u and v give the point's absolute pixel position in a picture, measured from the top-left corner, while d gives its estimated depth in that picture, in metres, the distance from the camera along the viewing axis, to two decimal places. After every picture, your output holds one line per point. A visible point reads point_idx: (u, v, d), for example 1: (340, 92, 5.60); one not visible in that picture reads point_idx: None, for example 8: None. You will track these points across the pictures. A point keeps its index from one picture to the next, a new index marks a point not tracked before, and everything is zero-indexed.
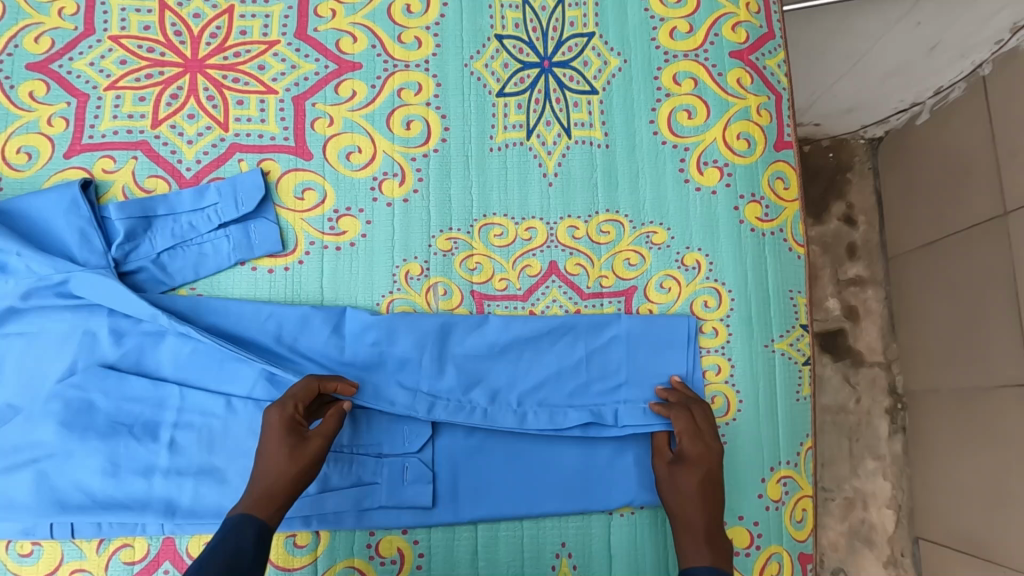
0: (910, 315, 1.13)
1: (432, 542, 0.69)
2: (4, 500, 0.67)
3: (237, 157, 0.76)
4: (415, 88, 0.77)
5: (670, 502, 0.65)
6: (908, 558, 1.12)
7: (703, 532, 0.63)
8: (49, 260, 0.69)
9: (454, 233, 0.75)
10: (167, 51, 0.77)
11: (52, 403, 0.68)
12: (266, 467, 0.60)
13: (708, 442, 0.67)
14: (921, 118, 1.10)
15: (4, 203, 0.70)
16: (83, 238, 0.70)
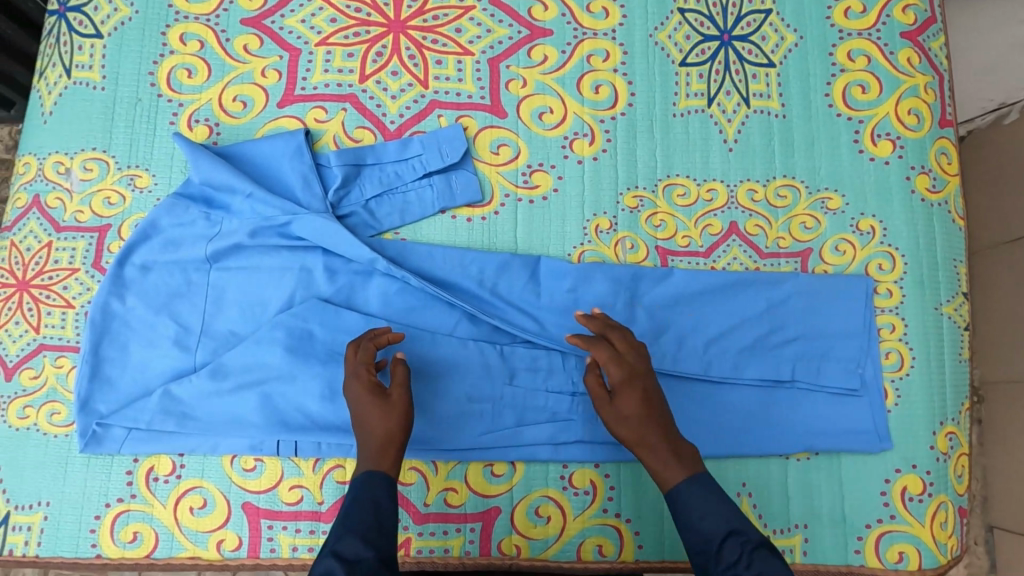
0: (993, 310, 1.07)
1: (622, 476, 0.74)
2: (233, 418, 0.72)
3: (437, 113, 0.81)
4: (603, 55, 0.82)
5: (624, 435, 0.62)
6: (981, 547, 1.08)
7: (670, 453, 0.61)
8: (276, 201, 0.75)
9: (640, 192, 0.80)
10: (372, 12, 0.82)
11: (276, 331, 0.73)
12: (360, 431, 0.62)
13: (633, 366, 0.65)
14: (1009, 118, 1.02)
15: (234, 148, 0.76)
16: (305, 183, 0.76)
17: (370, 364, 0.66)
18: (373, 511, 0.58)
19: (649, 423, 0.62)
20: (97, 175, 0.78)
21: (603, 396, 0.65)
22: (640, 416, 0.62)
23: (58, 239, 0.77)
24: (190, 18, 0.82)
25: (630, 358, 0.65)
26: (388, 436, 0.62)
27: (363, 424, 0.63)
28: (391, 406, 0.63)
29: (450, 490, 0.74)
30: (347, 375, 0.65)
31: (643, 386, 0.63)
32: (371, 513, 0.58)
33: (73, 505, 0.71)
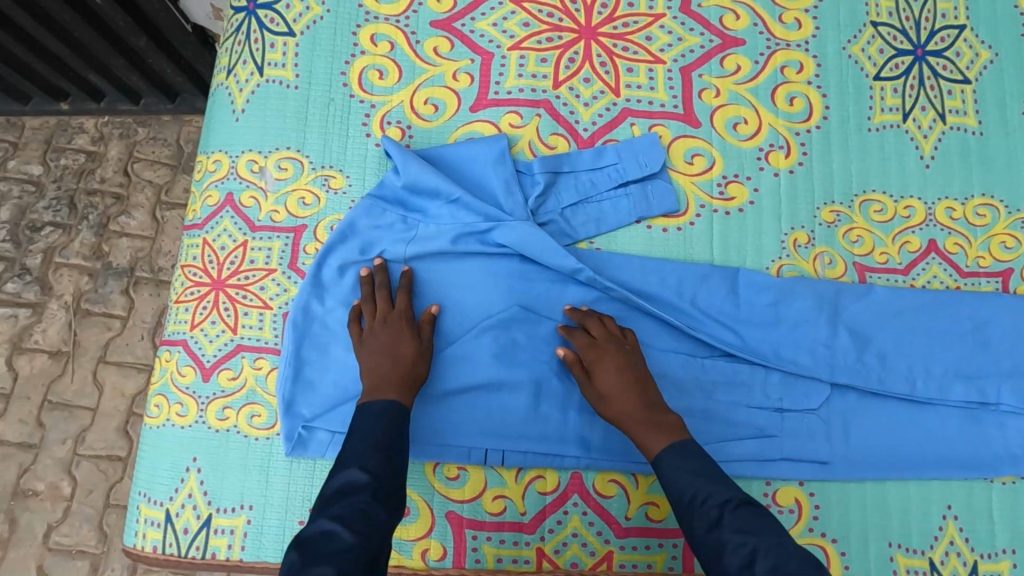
0: None
1: (826, 495, 0.73)
2: (438, 424, 0.72)
3: (629, 121, 0.80)
4: (797, 67, 0.81)
5: (608, 413, 0.68)
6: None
7: (648, 424, 0.66)
8: (480, 207, 0.74)
9: (837, 207, 0.79)
10: (564, 17, 0.81)
11: (482, 338, 0.73)
12: (391, 366, 0.68)
13: (606, 347, 0.70)
14: None
15: (437, 153, 0.76)
16: (507, 190, 0.75)
17: (395, 309, 0.71)
18: (379, 452, 0.62)
19: (629, 397, 0.67)
20: (292, 175, 0.77)
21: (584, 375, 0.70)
22: (621, 391, 0.68)
23: (253, 239, 0.76)
24: (379, 19, 0.81)
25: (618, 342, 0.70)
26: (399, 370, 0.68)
27: (385, 359, 0.68)
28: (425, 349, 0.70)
29: (651, 504, 0.73)
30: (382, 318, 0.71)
31: (621, 355, 0.69)
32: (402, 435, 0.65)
33: (277, 509, 0.71)
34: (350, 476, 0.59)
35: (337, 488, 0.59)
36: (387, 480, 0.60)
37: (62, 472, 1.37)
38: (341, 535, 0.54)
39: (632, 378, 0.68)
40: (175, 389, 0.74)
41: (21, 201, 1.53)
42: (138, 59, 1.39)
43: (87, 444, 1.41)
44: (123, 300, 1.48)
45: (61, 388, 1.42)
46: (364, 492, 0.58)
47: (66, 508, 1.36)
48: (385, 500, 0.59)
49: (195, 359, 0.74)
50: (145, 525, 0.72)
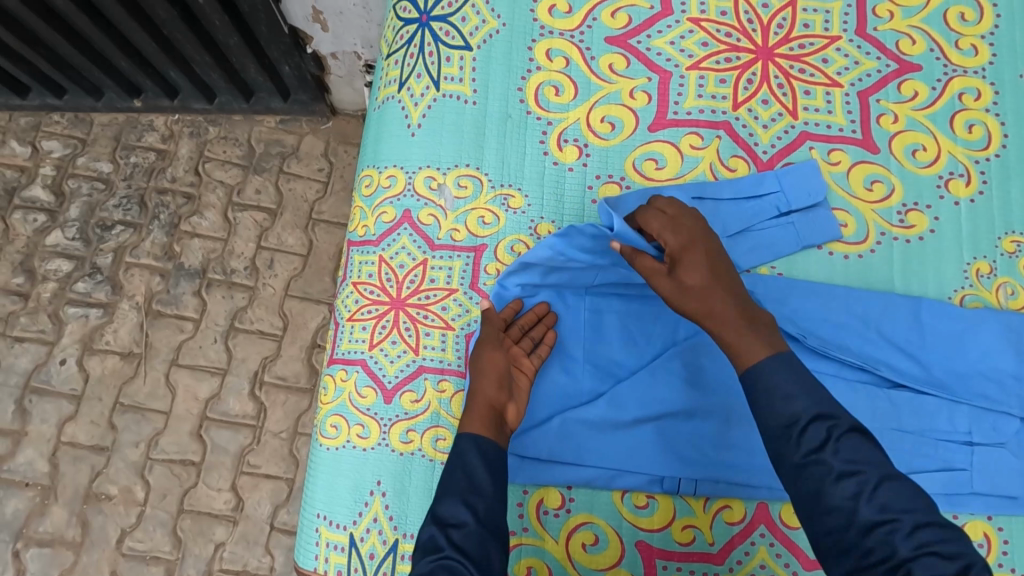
0: None
1: (1014, 529, 0.71)
2: (628, 451, 0.71)
3: (808, 145, 0.79)
4: (974, 94, 0.80)
5: (690, 308, 0.62)
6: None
7: (736, 329, 0.60)
8: None
9: (1018, 236, 0.78)
10: (742, 37, 0.80)
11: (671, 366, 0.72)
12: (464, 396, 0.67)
13: (688, 229, 0.65)
14: None
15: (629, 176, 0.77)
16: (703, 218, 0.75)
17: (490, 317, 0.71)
18: (458, 497, 0.58)
19: (714, 283, 0.62)
20: (471, 193, 0.75)
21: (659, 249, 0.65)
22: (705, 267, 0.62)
23: (433, 257, 0.74)
24: (554, 34, 0.80)
25: (703, 227, 0.65)
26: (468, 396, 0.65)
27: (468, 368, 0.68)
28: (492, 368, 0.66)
29: None
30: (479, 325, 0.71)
31: (705, 240, 0.64)
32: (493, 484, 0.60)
33: None
34: (431, 533, 0.56)
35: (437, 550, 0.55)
36: (475, 542, 0.56)
37: (135, 476, 1.32)
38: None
39: (716, 260, 0.64)
40: (355, 410, 0.72)
41: (90, 198, 1.48)
42: (223, 57, 1.35)
43: (160, 447, 1.34)
44: (195, 302, 1.42)
45: (134, 390, 1.37)
46: (446, 548, 0.55)
47: (139, 512, 1.30)
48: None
49: (375, 380, 0.72)
50: (326, 549, 0.70)
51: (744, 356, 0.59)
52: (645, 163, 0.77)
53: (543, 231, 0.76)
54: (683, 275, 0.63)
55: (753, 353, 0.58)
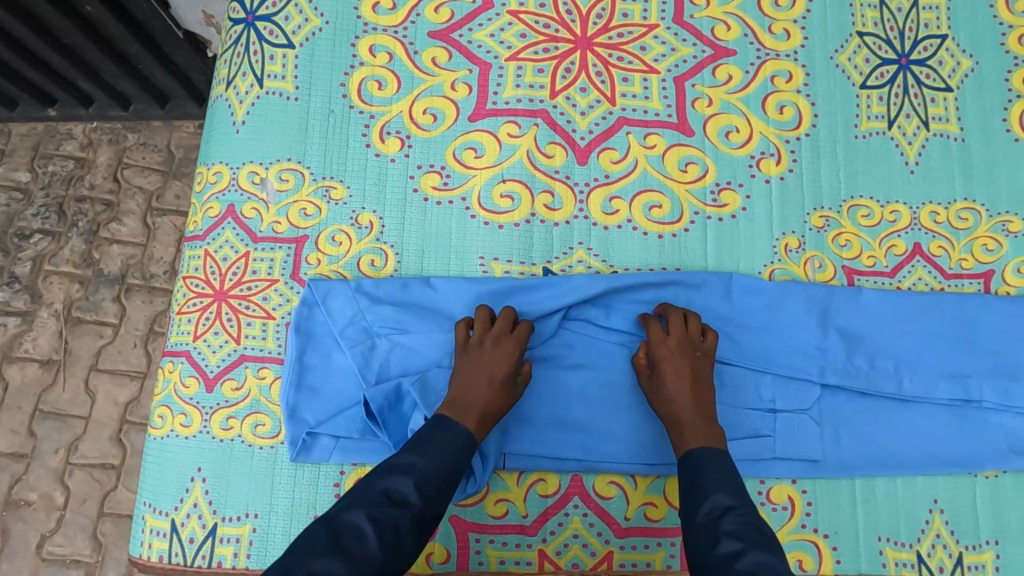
0: None
1: (818, 492, 0.75)
2: None
3: (625, 130, 0.82)
4: (786, 76, 0.84)
5: (667, 409, 0.71)
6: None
7: (695, 427, 0.70)
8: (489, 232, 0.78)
9: (826, 212, 0.81)
10: (560, 28, 0.83)
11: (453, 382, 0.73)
12: (489, 391, 0.69)
13: (682, 342, 0.73)
14: None
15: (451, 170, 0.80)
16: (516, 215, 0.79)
17: (512, 333, 0.72)
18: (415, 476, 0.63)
19: (683, 396, 0.71)
20: (293, 186, 0.78)
21: (662, 334, 0.74)
22: (681, 354, 0.72)
23: (255, 249, 0.77)
24: (378, 30, 0.82)
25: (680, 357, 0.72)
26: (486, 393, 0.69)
27: (469, 389, 0.69)
28: (521, 386, 0.72)
29: (650, 504, 0.75)
30: (478, 339, 0.71)
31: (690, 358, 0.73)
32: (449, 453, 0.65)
33: (285, 516, 0.71)
34: (385, 491, 0.62)
35: (382, 491, 0.62)
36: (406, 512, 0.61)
37: (56, 483, 1.33)
38: (367, 532, 0.58)
39: (699, 408, 0.71)
40: (179, 400, 0.74)
41: (8, 209, 1.49)
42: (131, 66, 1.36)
43: (81, 453, 1.35)
44: (115, 308, 1.43)
45: (54, 397, 1.38)
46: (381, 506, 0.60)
47: (59, 517, 1.31)
48: (413, 526, 0.61)
49: (198, 370, 0.75)
50: (150, 535, 0.72)
51: (686, 439, 0.70)
52: (465, 152, 0.80)
53: (363, 221, 0.78)
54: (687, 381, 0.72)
55: (695, 440, 0.69)
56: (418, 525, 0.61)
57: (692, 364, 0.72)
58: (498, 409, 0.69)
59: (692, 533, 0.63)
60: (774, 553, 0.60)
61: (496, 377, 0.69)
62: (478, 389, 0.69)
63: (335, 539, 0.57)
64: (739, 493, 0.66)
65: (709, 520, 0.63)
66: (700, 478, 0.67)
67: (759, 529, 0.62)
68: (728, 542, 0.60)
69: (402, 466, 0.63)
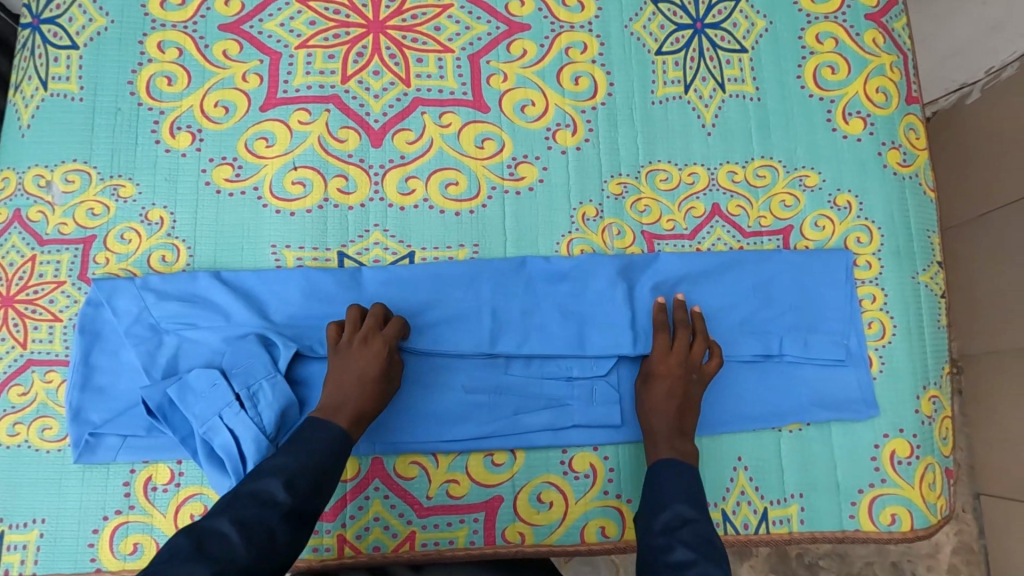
0: (968, 286, 1.26)
1: (621, 458, 0.75)
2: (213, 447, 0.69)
3: (420, 110, 0.82)
4: (581, 47, 0.84)
5: (653, 407, 0.71)
6: (970, 513, 1.24)
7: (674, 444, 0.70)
8: (281, 221, 0.78)
9: (624, 178, 0.81)
10: (351, 13, 0.83)
11: (218, 385, 0.69)
12: (345, 389, 0.68)
13: (692, 365, 0.73)
14: (971, 97, 1.21)
15: (243, 160, 0.79)
16: (307, 202, 0.78)
17: (382, 333, 0.71)
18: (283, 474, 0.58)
19: (674, 403, 0.71)
20: (79, 187, 0.77)
21: (667, 346, 0.74)
22: (678, 374, 0.72)
23: (41, 252, 0.76)
24: (166, 26, 0.82)
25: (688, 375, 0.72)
26: (349, 390, 0.67)
27: (339, 390, 0.68)
28: (394, 378, 0.71)
29: (452, 481, 0.74)
30: (348, 341, 0.70)
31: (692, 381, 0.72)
32: (320, 453, 0.62)
33: (73, 518, 0.70)
34: (253, 491, 0.57)
35: (251, 494, 0.56)
36: (267, 519, 0.55)
37: None
38: (232, 540, 0.52)
39: (684, 422, 0.71)
40: None
41: None
42: None
43: None
44: None
45: None
46: (236, 514, 0.54)
47: None
48: (287, 523, 0.56)
49: None
50: None
51: (657, 450, 0.69)
52: (256, 142, 0.80)
53: (153, 217, 0.78)
54: (688, 393, 0.72)
55: (665, 451, 0.69)
56: (291, 525, 0.56)
57: (685, 384, 0.72)
58: (374, 407, 0.68)
59: (647, 542, 0.62)
60: (723, 566, 0.57)
61: (365, 378, 0.68)
62: (335, 388, 0.68)
63: (198, 547, 0.50)
64: (695, 501, 0.65)
65: (665, 529, 0.62)
66: (658, 485, 0.66)
67: (708, 540, 0.60)
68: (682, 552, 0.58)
69: (271, 468, 0.59)
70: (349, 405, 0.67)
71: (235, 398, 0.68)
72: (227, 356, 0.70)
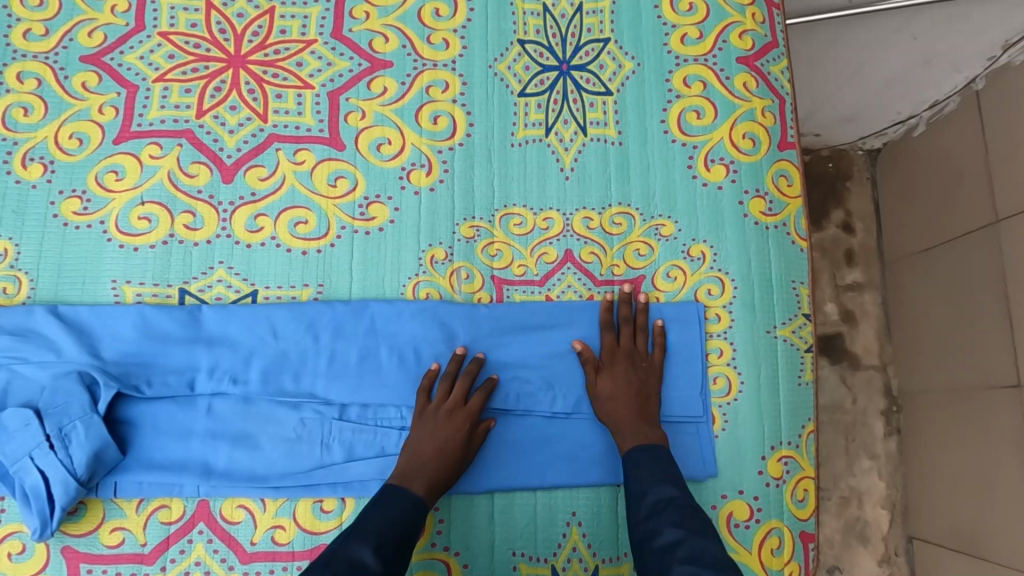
0: (905, 321, 1.23)
1: (451, 510, 0.73)
2: (22, 489, 0.68)
3: (275, 147, 0.81)
4: (442, 86, 0.83)
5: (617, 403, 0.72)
6: (902, 558, 1.20)
7: (633, 427, 0.71)
8: (124, 256, 0.78)
9: (477, 222, 0.80)
10: (212, 47, 0.83)
11: (31, 424, 0.68)
12: (435, 460, 0.68)
13: (620, 363, 0.74)
14: (918, 130, 1.20)
15: (90, 194, 0.79)
16: (150, 237, 0.78)
17: (467, 406, 0.72)
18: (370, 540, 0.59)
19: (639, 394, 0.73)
20: None
21: (615, 340, 0.75)
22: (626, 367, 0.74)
23: None
24: (27, 57, 0.82)
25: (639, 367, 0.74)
26: (423, 460, 0.68)
27: (417, 460, 0.69)
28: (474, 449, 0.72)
29: (278, 527, 0.73)
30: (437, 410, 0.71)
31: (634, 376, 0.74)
32: (399, 516, 0.63)
33: None
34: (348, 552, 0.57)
35: (346, 559, 0.56)
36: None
37: None
38: None
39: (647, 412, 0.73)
40: None
41: None
42: None
43: None
44: None
45: None
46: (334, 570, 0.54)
47: None
48: None
49: None
50: None
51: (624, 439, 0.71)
52: (106, 175, 0.79)
53: None
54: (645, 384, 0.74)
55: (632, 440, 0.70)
56: None
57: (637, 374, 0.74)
58: (448, 479, 0.69)
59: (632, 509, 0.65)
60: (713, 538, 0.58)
61: (445, 453, 0.69)
62: (415, 455, 0.69)
63: None
64: (678, 481, 0.66)
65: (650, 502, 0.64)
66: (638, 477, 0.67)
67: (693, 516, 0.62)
68: (665, 533, 0.60)
69: (359, 534, 0.60)
70: (420, 474, 0.68)
71: (46, 439, 0.68)
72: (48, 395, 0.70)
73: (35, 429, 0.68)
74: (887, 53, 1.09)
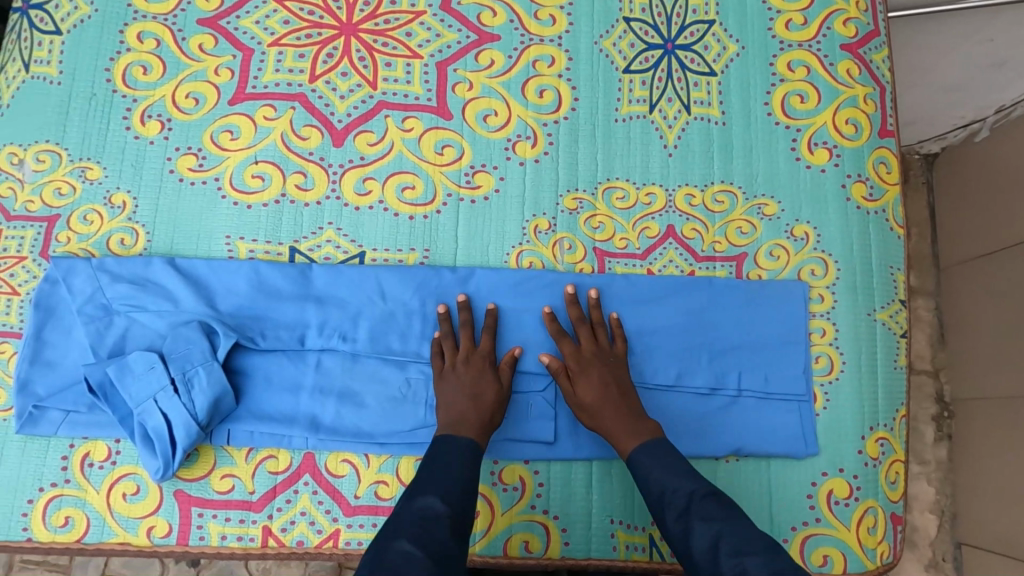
0: (960, 327, 1.22)
1: (551, 474, 0.75)
2: (144, 431, 0.70)
3: (384, 113, 0.83)
4: (548, 60, 0.84)
5: (601, 409, 0.70)
6: (949, 563, 1.19)
7: (623, 427, 0.69)
8: (237, 213, 0.80)
9: (580, 194, 0.81)
10: (325, 15, 0.85)
11: (155, 368, 0.70)
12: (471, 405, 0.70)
13: (585, 357, 0.73)
14: (980, 135, 1.17)
15: (205, 152, 0.81)
16: (263, 196, 0.80)
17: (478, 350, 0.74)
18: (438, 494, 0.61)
19: (608, 391, 0.71)
20: (49, 167, 0.80)
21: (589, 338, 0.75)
22: (596, 362, 0.73)
23: (8, 228, 0.78)
24: (147, 17, 0.85)
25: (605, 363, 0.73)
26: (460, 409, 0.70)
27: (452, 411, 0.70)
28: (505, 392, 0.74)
29: (381, 483, 0.74)
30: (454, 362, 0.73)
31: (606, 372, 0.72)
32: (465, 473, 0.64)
33: (7, 490, 0.72)
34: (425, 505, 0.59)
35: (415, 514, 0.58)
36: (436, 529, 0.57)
37: None
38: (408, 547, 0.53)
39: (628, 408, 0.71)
40: None
41: None
42: None
43: None
44: None
45: None
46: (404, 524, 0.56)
47: None
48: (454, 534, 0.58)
49: None
50: None
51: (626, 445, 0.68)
52: (221, 134, 0.81)
53: (116, 200, 0.80)
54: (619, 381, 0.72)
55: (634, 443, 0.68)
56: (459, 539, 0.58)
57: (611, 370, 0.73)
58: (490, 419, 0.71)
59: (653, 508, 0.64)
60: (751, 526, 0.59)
61: (479, 396, 0.71)
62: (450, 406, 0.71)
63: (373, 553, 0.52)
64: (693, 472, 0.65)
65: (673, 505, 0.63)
66: (651, 476, 0.65)
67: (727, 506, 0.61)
68: (702, 532, 0.59)
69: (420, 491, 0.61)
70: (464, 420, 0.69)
71: (170, 383, 0.70)
72: (167, 343, 0.72)
73: (160, 373, 0.70)
74: (956, 59, 1.08)
